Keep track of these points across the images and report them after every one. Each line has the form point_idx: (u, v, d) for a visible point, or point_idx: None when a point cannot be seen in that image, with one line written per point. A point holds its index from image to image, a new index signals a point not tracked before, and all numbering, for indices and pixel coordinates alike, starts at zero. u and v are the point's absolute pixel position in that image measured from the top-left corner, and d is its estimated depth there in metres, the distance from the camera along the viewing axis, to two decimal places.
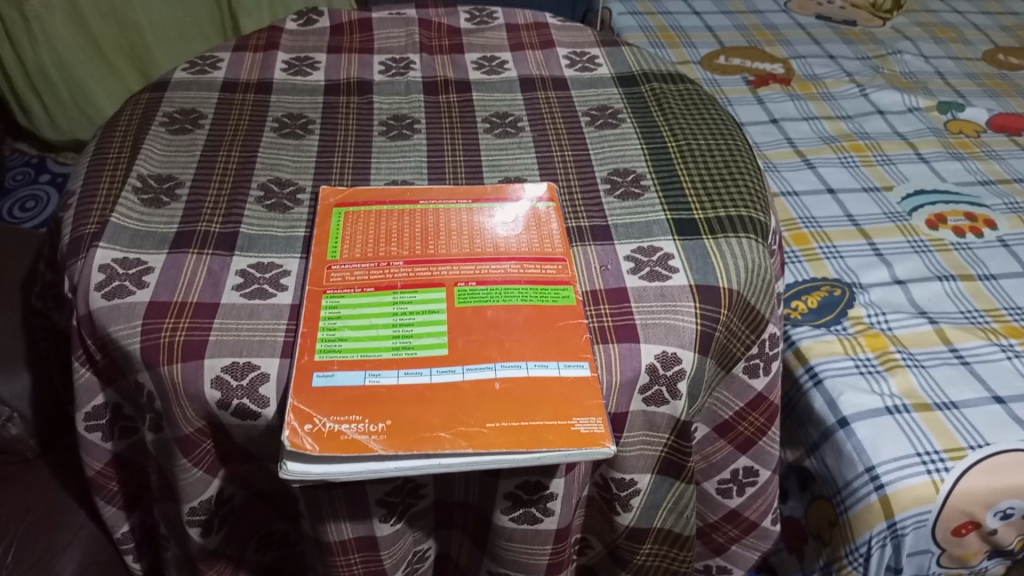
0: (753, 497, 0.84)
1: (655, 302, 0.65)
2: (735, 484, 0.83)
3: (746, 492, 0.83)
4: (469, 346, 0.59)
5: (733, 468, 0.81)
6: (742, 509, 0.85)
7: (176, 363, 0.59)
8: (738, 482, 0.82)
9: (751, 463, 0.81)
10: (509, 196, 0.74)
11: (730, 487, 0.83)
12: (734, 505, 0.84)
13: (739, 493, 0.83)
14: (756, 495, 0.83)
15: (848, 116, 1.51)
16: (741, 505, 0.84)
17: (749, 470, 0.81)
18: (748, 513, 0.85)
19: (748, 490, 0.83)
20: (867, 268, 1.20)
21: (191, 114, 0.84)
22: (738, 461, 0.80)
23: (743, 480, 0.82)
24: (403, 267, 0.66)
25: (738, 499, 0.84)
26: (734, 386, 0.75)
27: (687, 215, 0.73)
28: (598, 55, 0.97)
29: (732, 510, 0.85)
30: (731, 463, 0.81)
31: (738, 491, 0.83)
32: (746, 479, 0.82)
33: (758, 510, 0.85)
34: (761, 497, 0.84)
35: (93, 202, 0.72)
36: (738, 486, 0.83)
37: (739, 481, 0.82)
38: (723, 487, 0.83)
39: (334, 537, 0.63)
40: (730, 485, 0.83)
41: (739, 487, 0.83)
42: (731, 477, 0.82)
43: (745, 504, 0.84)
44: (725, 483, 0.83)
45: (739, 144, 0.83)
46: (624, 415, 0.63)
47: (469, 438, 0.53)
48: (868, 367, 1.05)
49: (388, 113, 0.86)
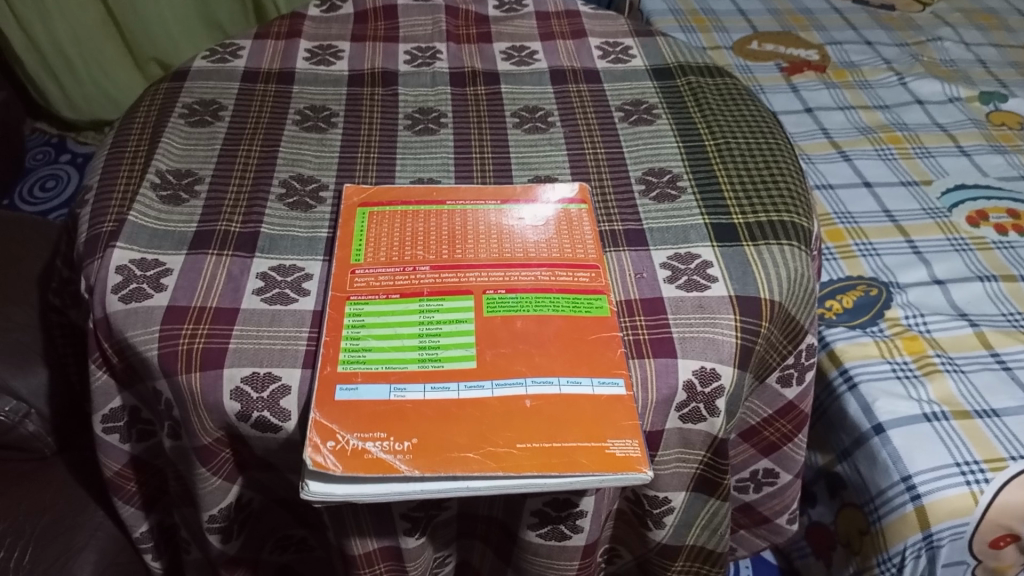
0: (770, 496, 0.82)
1: (693, 314, 0.61)
2: (752, 483, 0.80)
3: (763, 490, 0.81)
4: (498, 359, 0.57)
5: (752, 468, 0.79)
6: (756, 504, 0.83)
7: (194, 373, 0.57)
8: (756, 481, 0.80)
9: (772, 466, 0.78)
10: (538, 196, 0.71)
11: (747, 484, 0.81)
12: (749, 500, 0.83)
13: (756, 491, 0.81)
14: (773, 493, 0.81)
15: (885, 106, 1.46)
16: (756, 501, 0.83)
17: (769, 472, 0.79)
18: (761, 509, 0.84)
19: (766, 489, 0.81)
20: (903, 266, 1.16)
21: (211, 105, 0.81)
22: (758, 463, 0.78)
23: (762, 480, 0.80)
24: (429, 273, 0.63)
25: (753, 496, 0.82)
26: (765, 395, 0.72)
27: (725, 219, 0.70)
28: (631, 45, 0.94)
29: (746, 504, 0.84)
30: (750, 465, 0.79)
31: (755, 488, 0.81)
32: (765, 479, 0.80)
33: (772, 508, 0.83)
34: (778, 496, 0.82)
35: (110, 199, 0.69)
36: (756, 484, 0.81)
37: (756, 480, 0.80)
38: (740, 484, 0.81)
39: (357, 552, 0.61)
40: (748, 483, 0.81)
41: (756, 485, 0.81)
42: (750, 476, 0.80)
43: (760, 500, 0.82)
44: (744, 481, 0.80)
45: (780, 142, 0.79)
46: (659, 433, 0.60)
47: (498, 460, 0.51)
48: (904, 371, 1.01)
49: (413, 105, 0.83)
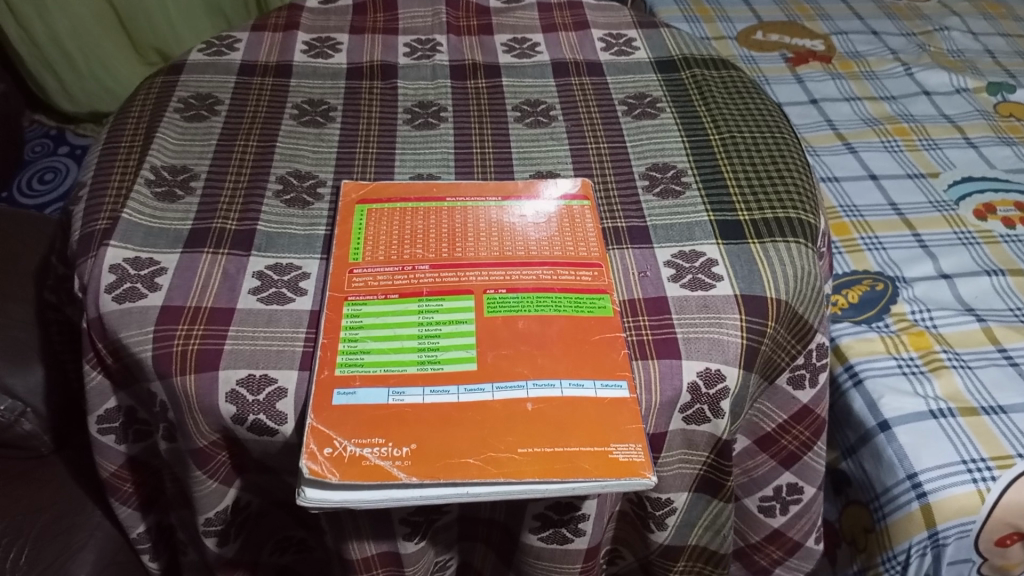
0: (797, 516, 0.80)
1: (697, 314, 0.60)
2: (777, 503, 0.79)
3: (790, 511, 0.80)
4: (499, 361, 0.56)
5: (775, 484, 0.78)
6: (785, 529, 0.81)
7: (190, 374, 0.56)
8: (782, 500, 0.79)
9: (795, 480, 0.77)
10: (539, 192, 0.69)
11: (772, 505, 0.80)
12: (777, 525, 0.81)
13: (783, 512, 0.80)
14: (800, 513, 0.80)
15: (891, 97, 1.44)
16: (784, 526, 0.81)
17: (793, 488, 0.78)
18: (791, 533, 0.82)
19: (792, 509, 0.80)
20: (910, 260, 1.15)
21: (207, 99, 0.80)
22: (781, 478, 0.77)
23: (787, 498, 0.79)
24: (428, 272, 0.62)
25: (781, 519, 0.81)
26: (777, 398, 0.71)
27: (730, 216, 0.68)
28: (635, 37, 0.92)
29: (774, 530, 0.82)
30: (773, 479, 0.77)
31: (781, 509, 0.80)
32: (790, 496, 0.78)
33: (801, 530, 0.81)
34: (805, 516, 0.80)
35: (104, 196, 0.68)
36: (782, 504, 0.79)
37: (782, 499, 0.79)
38: (766, 505, 0.80)
39: (356, 556, 0.60)
40: (773, 503, 0.80)
41: (782, 506, 0.80)
42: (775, 494, 0.78)
43: (788, 524, 0.81)
44: (768, 501, 0.79)
45: (787, 136, 0.78)
46: (663, 434, 0.59)
47: (499, 466, 0.50)
48: (910, 367, 1.00)
49: (413, 99, 0.82)
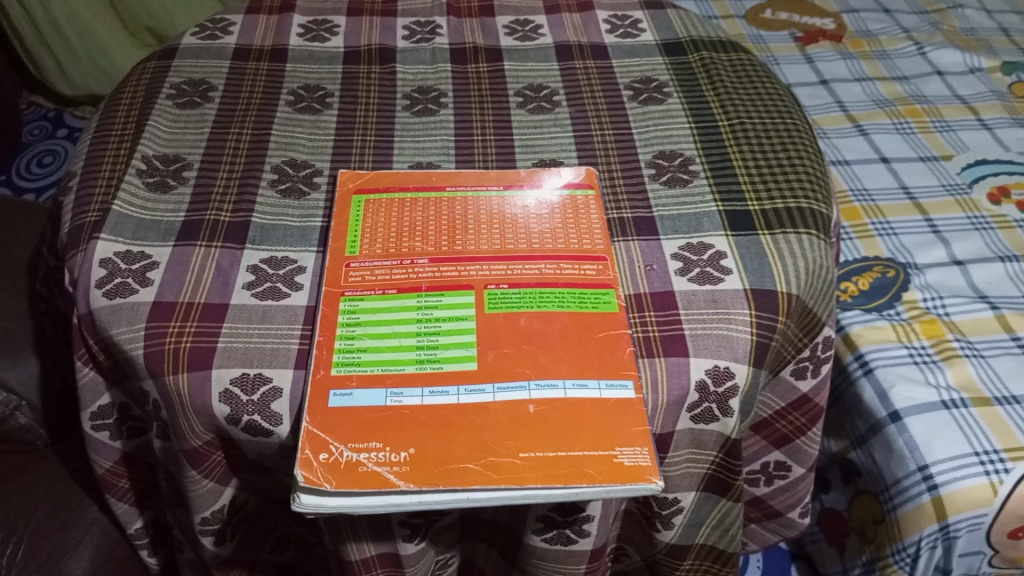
0: (781, 489, 0.79)
1: (706, 310, 0.58)
2: (763, 475, 0.78)
3: (774, 483, 0.79)
4: (500, 361, 0.54)
5: (763, 461, 0.76)
6: (767, 498, 0.81)
7: (182, 373, 0.54)
8: (767, 473, 0.78)
9: (784, 459, 0.75)
10: (542, 182, 0.67)
11: (758, 477, 0.78)
12: (759, 493, 0.80)
13: (767, 483, 0.79)
14: (785, 487, 0.78)
15: (903, 77, 1.41)
16: (767, 495, 0.80)
17: (781, 465, 0.76)
18: (772, 502, 0.81)
19: (777, 482, 0.78)
20: (922, 246, 1.12)
21: (200, 85, 0.78)
22: (769, 455, 0.75)
23: (773, 473, 0.77)
24: (427, 266, 0.60)
25: (764, 489, 0.80)
26: (778, 388, 0.69)
27: (740, 206, 0.66)
28: (641, 18, 0.89)
29: (757, 497, 0.81)
30: (761, 456, 0.76)
31: (766, 481, 0.79)
32: (776, 471, 0.77)
33: (784, 501, 0.80)
34: (790, 490, 0.79)
35: (94, 186, 0.66)
36: (767, 476, 0.78)
37: (768, 473, 0.78)
38: (752, 477, 0.78)
39: (355, 557, 0.59)
40: (758, 475, 0.78)
41: (767, 478, 0.78)
42: (761, 469, 0.77)
43: (770, 494, 0.80)
44: (754, 474, 0.78)
45: (798, 121, 0.75)
46: (670, 434, 0.57)
47: (500, 472, 0.48)
48: (921, 356, 0.98)
49: (412, 84, 0.80)
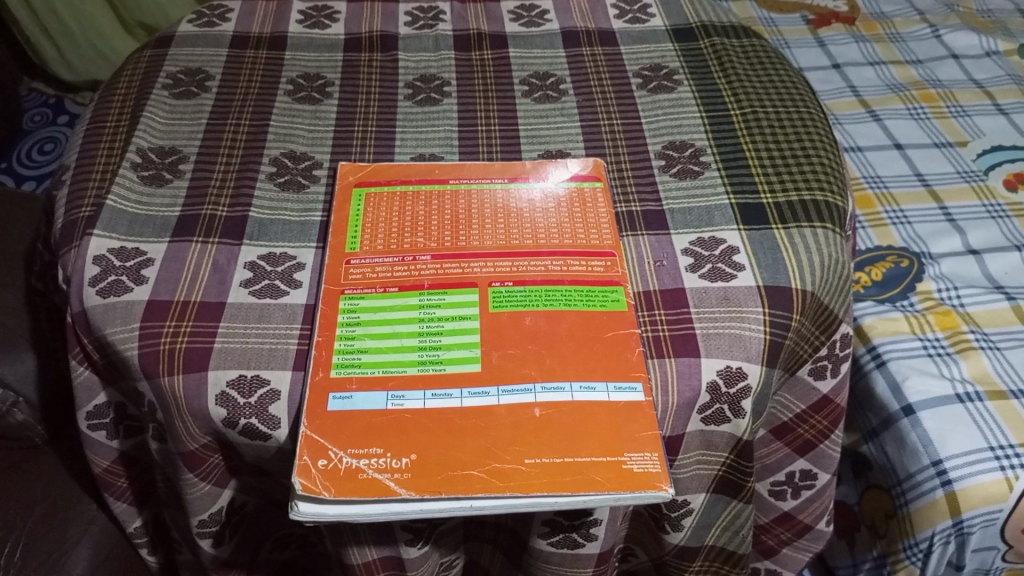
0: (809, 501, 0.76)
1: (717, 308, 0.56)
2: (789, 487, 0.75)
3: (802, 495, 0.76)
4: (505, 363, 0.52)
5: (788, 471, 0.74)
6: (795, 513, 0.78)
7: (177, 374, 0.53)
8: (794, 485, 0.75)
9: (809, 467, 0.73)
10: (548, 175, 0.65)
11: (784, 489, 0.76)
12: (787, 508, 0.78)
13: (794, 497, 0.76)
14: (813, 498, 0.76)
15: (918, 61, 1.38)
16: (795, 508, 0.78)
17: (807, 474, 0.74)
18: (802, 516, 0.78)
19: (804, 493, 0.76)
20: (937, 235, 1.10)
21: (197, 74, 0.76)
22: (795, 464, 0.73)
23: (800, 483, 0.75)
24: (429, 263, 0.58)
25: (791, 502, 0.77)
26: (796, 388, 0.67)
27: (752, 199, 0.64)
28: (650, 2, 0.87)
29: (785, 513, 0.78)
30: (787, 466, 0.74)
31: (793, 494, 0.76)
32: (803, 482, 0.75)
33: (813, 514, 0.78)
34: (818, 501, 0.76)
35: (88, 180, 0.65)
36: (793, 488, 0.76)
37: (794, 484, 0.75)
38: (776, 490, 0.76)
39: (356, 561, 0.57)
40: (784, 487, 0.76)
41: (793, 490, 0.76)
42: (787, 480, 0.75)
43: (799, 508, 0.77)
44: (779, 486, 0.75)
45: (813, 109, 0.73)
46: (680, 437, 0.56)
47: (505, 479, 0.47)
48: (936, 348, 0.96)
49: (414, 72, 0.78)
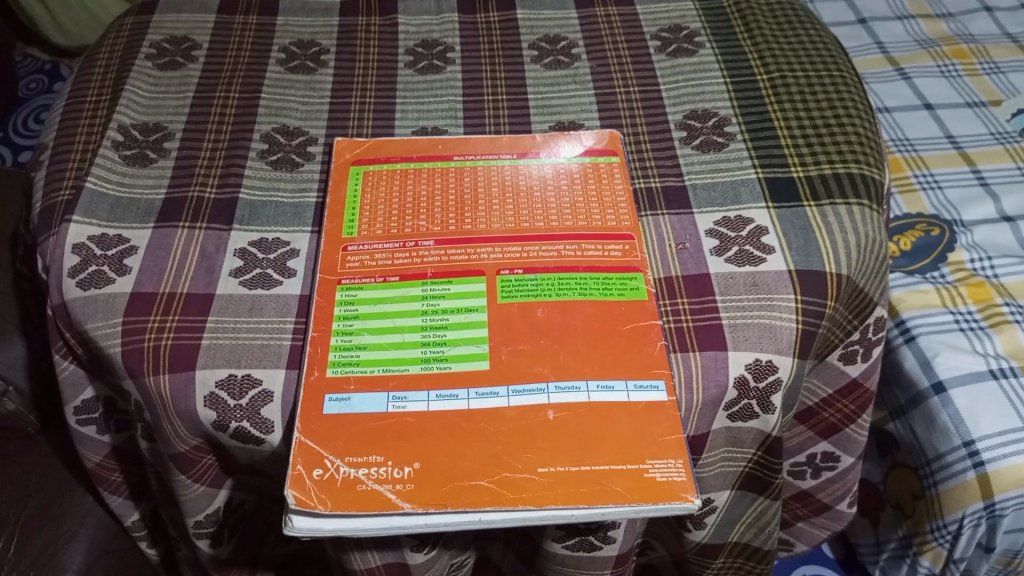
0: (829, 481, 0.72)
1: (745, 295, 0.52)
2: (810, 467, 0.71)
3: (822, 475, 0.72)
4: (515, 359, 0.48)
5: (809, 452, 0.70)
6: (814, 491, 0.74)
7: (163, 374, 0.49)
8: (814, 465, 0.71)
9: (832, 449, 0.69)
10: (560, 149, 0.60)
11: (804, 469, 0.72)
12: (805, 486, 0.74)
13: (814, 476, 0.72)
14: (833, 479, 0.72)
15: (948, 15, 1.31)
16: (813, 487, 0.73)
17: (828, 455, 0.70)
18: (820, 496, 0.74)
19: (825, 474, 0.72)
20: (969, 201, 1.04)
21: (183, 42, 0.71)
22: (817, 446, 0.69)
23: (821, 465, 0.71)
24: (433, 249, 0.54)
25: (810, 481, 0.73)
26: (824, 373, 0.63)
27: (781, 173, 0.59)
28: None
29: (803, 490, 0.74)
30: (808, 447, 0.70)
31: (813, 473, 0.72)
32: (825, 463, 0.70)
33: (833, 494, 0.74)
34: (839, 482, 0.72)
35: (67, 160, 0.60)
36: (813, 469, 0.72)
37: (815, 465, 0.71)
38: (796, 469, 0.72)
39: (359, 566, 0.54)
40: (804, 467, 0.72)
41: (814, 470, 0.72)
42: (807, 461, 0.71)
43: (818, 487, 0.73)
44: (799, 466, 0.72)
45: (846, 72, 0.67)
46: (705, 435, 0.52)
47: (516, 491, 0.43)
48: (968, 322, 0.91)
49: (415, 37, 0.72)
